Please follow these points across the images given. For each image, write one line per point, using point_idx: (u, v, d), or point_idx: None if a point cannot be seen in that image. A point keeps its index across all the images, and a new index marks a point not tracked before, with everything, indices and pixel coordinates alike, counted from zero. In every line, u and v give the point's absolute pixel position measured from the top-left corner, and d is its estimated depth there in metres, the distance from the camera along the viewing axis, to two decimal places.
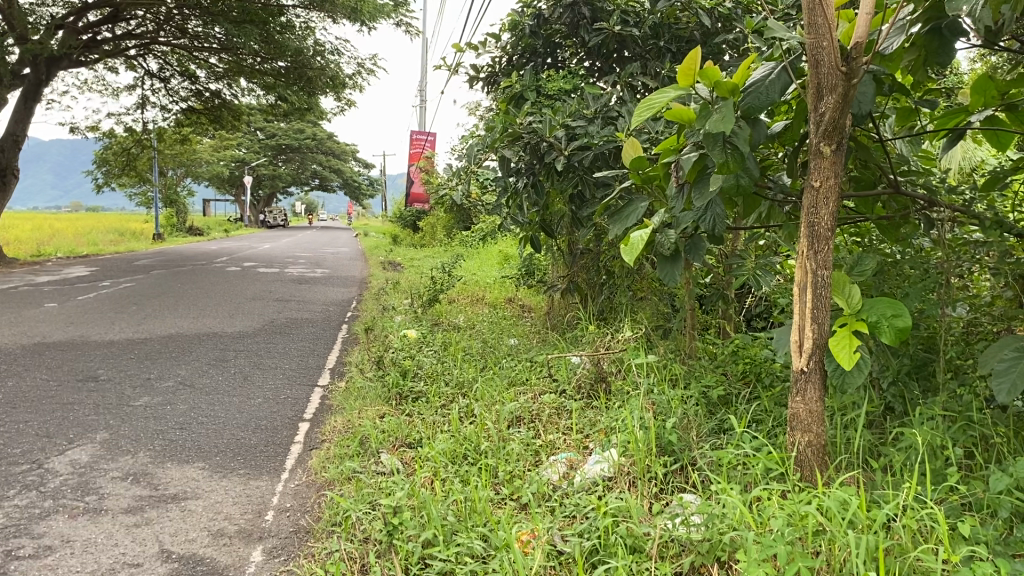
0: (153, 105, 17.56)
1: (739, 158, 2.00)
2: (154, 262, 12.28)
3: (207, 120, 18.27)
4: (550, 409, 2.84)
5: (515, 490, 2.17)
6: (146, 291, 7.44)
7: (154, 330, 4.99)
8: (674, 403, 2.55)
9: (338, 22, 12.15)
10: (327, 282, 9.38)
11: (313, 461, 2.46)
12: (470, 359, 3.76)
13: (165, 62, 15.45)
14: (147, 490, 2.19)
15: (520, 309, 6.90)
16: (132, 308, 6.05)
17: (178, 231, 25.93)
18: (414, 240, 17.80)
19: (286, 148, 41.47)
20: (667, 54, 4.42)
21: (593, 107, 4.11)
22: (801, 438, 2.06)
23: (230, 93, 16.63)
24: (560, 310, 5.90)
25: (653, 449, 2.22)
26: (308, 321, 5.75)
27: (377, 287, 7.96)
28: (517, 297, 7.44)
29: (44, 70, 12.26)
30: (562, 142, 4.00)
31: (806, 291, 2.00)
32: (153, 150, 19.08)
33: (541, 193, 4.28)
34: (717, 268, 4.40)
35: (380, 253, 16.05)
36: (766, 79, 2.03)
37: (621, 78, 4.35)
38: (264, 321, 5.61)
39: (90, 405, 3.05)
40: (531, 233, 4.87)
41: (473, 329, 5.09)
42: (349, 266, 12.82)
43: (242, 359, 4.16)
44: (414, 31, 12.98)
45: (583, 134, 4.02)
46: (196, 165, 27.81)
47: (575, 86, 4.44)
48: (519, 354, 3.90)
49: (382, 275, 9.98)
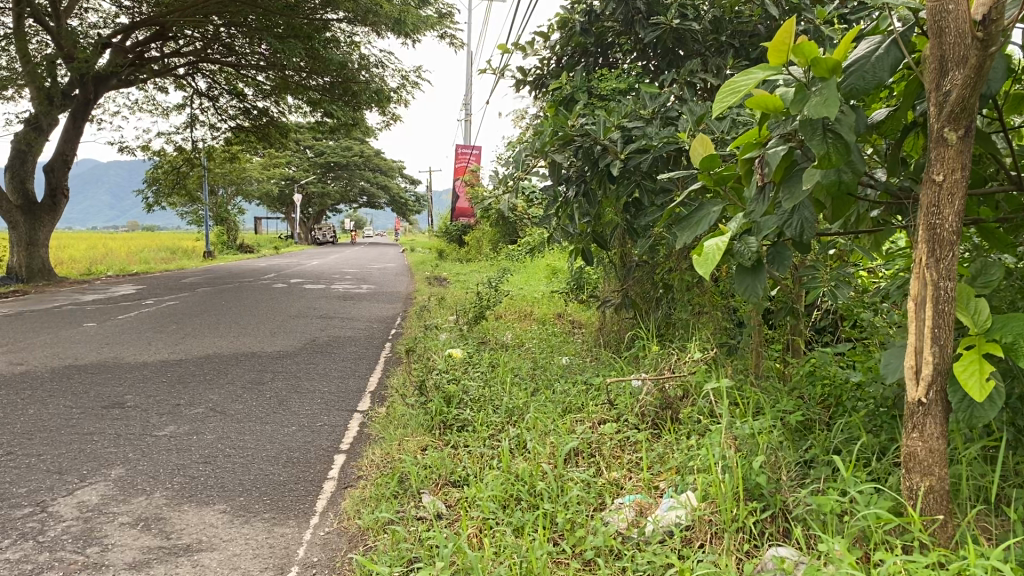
0: (202, 123, 17.67)
1: (843, 150, 1.67)
2: (202, 280, 12.25)
3: (255, 139, 18.38)
4: (613, 441, 2.53)
5: (578, 542, 1.86)
6: (189, 309, 7.31)
7: (191, 351, 4.80)
8: (758, 436, 2.21)
9: (383, 36, 12.04)
10: (373, 298, 9.19)
11: (345, 503, 2.17)
12: (520, 382, 3.45)
13: (213, 81, 15.54)
14: (157, 540, 1.93)
15: (570, 326, 6.59)
16: (172, 327, 5.88)
17: (228, 249, 26.21)
18: (462, 255, 17.62)
19: (334, 165, 41.83)
20: (729, 50, 4.13)
21: (650, 106, 3.80)
22: (920, 482, 1.72)
23: (277, 110, 16.68)
24: (613, 326, 5.60)
25: (740, 495, 1.89)
26: (350, 339, 5.53)
27: (423, 304, 7.74)
28: (567, 312, 7.14)
29: (92, 90, 12.35)
30: (618, 145, 3.67)
31: (925, 306, 1.65)
32: (202, 168, 19.26)
33: (594, 201, 3.98)
34: (786, 279, 4.05)
35: (428, 268, 15.87)
36: (871, 55, 1.71)
37: (679, 77, 4.05)
38: (304, 340, 5.38)
39: (110, 436, 2.81)
40: (582, 245, 4.59)
41: (522, 347, 4.80)
42: (395, 282, 12.64)
43: (278, 381, 3.91)
44: (459, 43, 12.82)
45: (640, 137, 3.71)
46: (246, 183, 28.07)
47: (629, 86, 4.14)
48: (574, 377, 3.59)
49: (428, 291, 9.78)
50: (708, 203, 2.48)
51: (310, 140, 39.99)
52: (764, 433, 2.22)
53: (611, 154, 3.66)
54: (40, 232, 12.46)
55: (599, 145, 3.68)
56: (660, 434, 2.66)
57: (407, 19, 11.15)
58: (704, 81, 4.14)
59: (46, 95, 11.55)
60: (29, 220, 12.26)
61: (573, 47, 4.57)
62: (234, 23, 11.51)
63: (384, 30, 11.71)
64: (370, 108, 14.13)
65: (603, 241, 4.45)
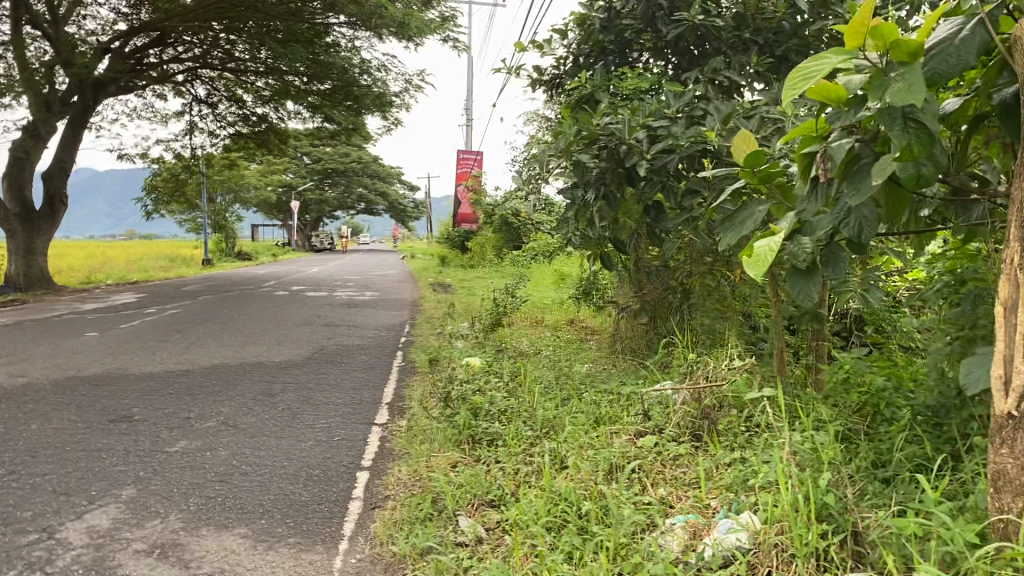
0: (202, 130, 17.54)
1: (926, 140, 1.52)
2: (202, 288, 12.11)
3: (255, 145, 18.24)
4: (654, 456, 2.39)
5: (633, 569, 1.71)
6: (192, 317, 7.15)
7: (198, 361, 4.65)
8: (821, 452, 2.07)
9: (385, 40, 11.90)
10: (378, 305, 9.04)
11: (376, 527, 2.02)
12: (545, 391, 3.32)
13: (212, 88, 15.42)
14: (175, 569, 1.78)
15: (584, 332, 6.45)
16: (176, 336, 5.73)
17: (227, 257, 26.07)
18: (464, 261, 17.48)
19: (333, 172, 41.70)
20: (754, 47, 4.01)
21: (675, 105, 3.68)
22: (1013, 504, 1.57)
23: (277, 116, 16.54)
24: (630, 332, 5.46)
25: (810, 517, 1.75)
26: (360, 348, 5.39)
27: (431, 310, 7.60)
28: (578, 318, 7.01)
29: (91, 96, 12.22)
30: (643, 145, 3.55)
31: (1018, 311, 1.49)
32: (201, 175, 19.13)
33: (616, 205, 3.87)
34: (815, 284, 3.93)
35: (430, 274, 15.73)
36: (954, 39, 1.56)
37: (703, 75, 3.93)
38: (313, 349, 5.22)
39: (119, 453, 2.66)
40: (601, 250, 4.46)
41: (539, 354, 4.66)
42: (399, 288, 12.50)
43: (290, 393, 3.77)
44: (462, 47, 12.69)
45: (666, 136, 3.59)
46: (245, 190, 27.94)
47: (651, 84, 4.01)
48: (602, 386, 3.46)
49: (434, 297, 9.63)
50: (754, 204, 2.34)
51: (308, 147, 39.88)
52: (828, 450, 2.09)
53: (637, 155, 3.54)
54: (38, 240, 12.29)
55: (624, 144, 3.56)
56: (705, 449, 2.53)
57: (411, 23, 11.03)
58: (728, 79, 4.02)
59: (44, 101, 11.41)
60: (27, 228, 12.11)
61: (591, 46, 4.44)
62: (236, 29, 11.38)
63: (387, 34, 11.59)
64: (372, 113, 14.00)
65: (624, 246, 4.33)
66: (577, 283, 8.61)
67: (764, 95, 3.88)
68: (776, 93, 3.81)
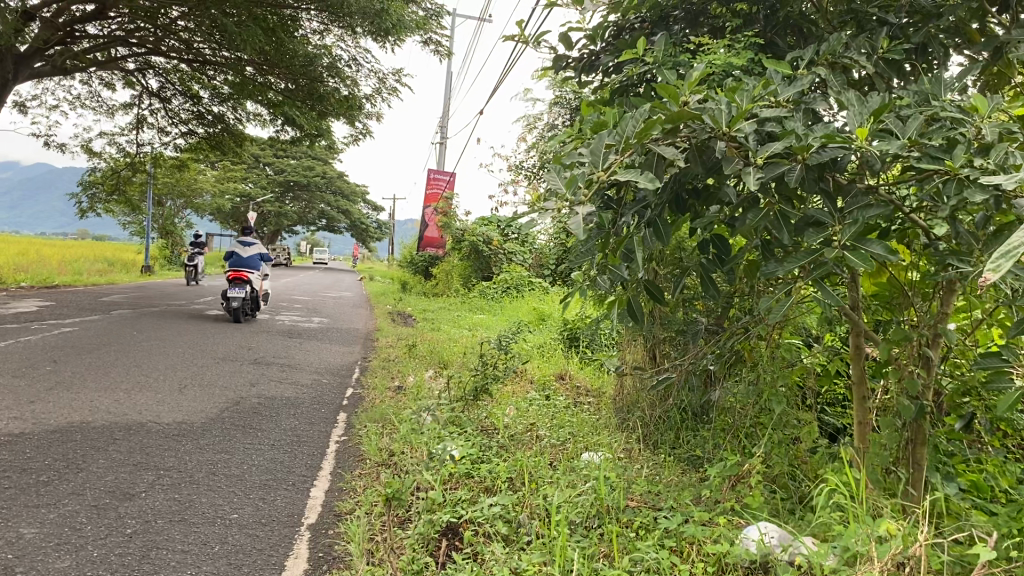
0: (150, 125, 16.03)
1: None
2: (126, 299, 10.55)
3: (208, 147, 16.74)
4: None
5: None
6: (83, 340, 5.65)
7: (46, 417, 3.21)
8: None
9: (361, 33, 10.63)
10: (327, 337, 7.65)
11: None
12: (575, 543, 2.00)
13: (164, 79, 14.02)
14: None
15: (575, 392, 5.16)
16: (43, 369, 4.26)
17: (171, 265, 24.32)
18: (425, 288, 16.09)
19: (294, 186, 40.06)
20: (886, 28, 2.81)
21: (786, 93, 2.39)
22: None
23: (235, 117, 15.11)
24: (653, 407, 4.16)
25: None
26: (292, 403, 4.02)
27: (387, 350, 6.24)
28: (570, 372, 5.73)
29: (12, 69, 10.64)
30: (749, 142, 2.27)
31: None
32: (145, 172, 17.50)
33: (667, 231, 2.60)
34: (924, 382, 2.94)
35: (387, 301, 14.30)
36: None
37: (819, 57, 2.70)
38: (226, 404, 3.83)
39: None
40: (634, 297, 3.15)
41: (534, 438, 3.32)
42: (353, 315, 11.12)
43: (160, 493, 2.38)
44: (444, 52, 11.45)
45: (777, 135, 2.35)
46: (197, 196, 26.29)
47: (745, 62, 2.75)
48: (662, 531, 2.18)
49: (391, 330, 8.30)
50: None
51: (270, 158, 38.31)
52: None
53: (739, 158, 2.26)
54: None
55: (720, 140, 2.25)
56: None
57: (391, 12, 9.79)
58: (845, 66, 2.77)
59: None
60: None
61: (645, 14, 3.19)
62: (190, 13, 10.08)
63: (362, 28, 10.37)
64: (336, 117, 12.64)
65: (663, 294, 2.99)
66: (564, 324, 7.32)
67: (905, 92, 2.63)
68: (925, 88, 2.56)
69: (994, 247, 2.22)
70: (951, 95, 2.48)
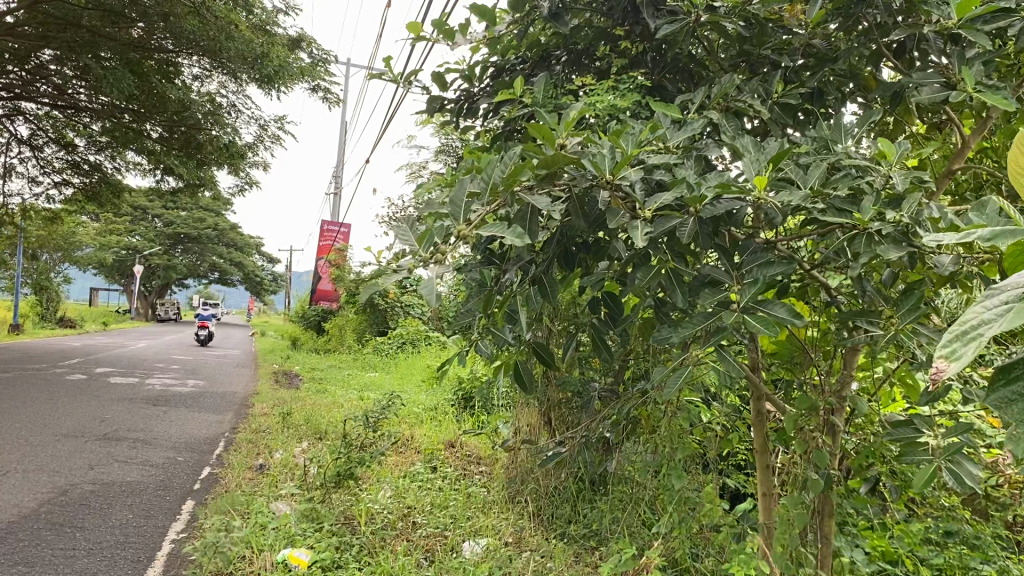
0: (20, 175, 15.01)
1: None
2: None
3: (85, 198, 15.79)
4: None
5: None
6: None
7: None
8: None
9: (245, 80, 10.18)
10: (199, 404, 7.01)
11: None
12: None
13: (35, 126, 13.15)
14: None
15: (463, 461, 4.76)
16: None
17: (46, 322, 22.77)
18: (318, 344, 15.41)
19: (184, 239, 38.55)
20: (781, 70, 2.60)
21: (676, 138, 2.13)
22: None
23: (113, 166, 14.28)
24: (545, 480, 3.80)
25: None
26: (132, 489, 3.49)
27: (261, 419, 5.69)
28: (460, 439, 5.31)
29: None
30: (635, 191, 1.98)
31: None
32: (15, 224, 16.35)
33: (549, 289, 2.28)
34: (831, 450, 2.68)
35: (276, 360, 13.55)
36: None
37: (711, 100, 2.45)
38: (49, 494, 3.28)
39: None
40: (517, 362, 2.81)
41: (406, 527, 2.92)
42: (235, 377, 10.41)
43: None
44: (334, 100, 11.09)
45: (667, 185, 2.07)
46: (75, 249, 24.85)
47: (632, 104, 2.48)
48: None
49: (272, 394, 7.70)
50: None
51: (158, 209, 36.81)
52: None
53: (625, 210, 1.96)
54: None
55: (603, 189, 1.94)
56: None
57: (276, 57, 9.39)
58: (739, 111, 2.54)
59: None
60: None
61: (526, 51, 2.91)
62: (60, 56, 9.48)
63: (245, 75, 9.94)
64: (220, 166, 12.04)
65: (550, 360, 2.67)
66: (457, 385, 6.89)
67: (804, 138, 2.40)
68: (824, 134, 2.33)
69: (906, 309, 1.99)
70: (852, 142, 2.26)
